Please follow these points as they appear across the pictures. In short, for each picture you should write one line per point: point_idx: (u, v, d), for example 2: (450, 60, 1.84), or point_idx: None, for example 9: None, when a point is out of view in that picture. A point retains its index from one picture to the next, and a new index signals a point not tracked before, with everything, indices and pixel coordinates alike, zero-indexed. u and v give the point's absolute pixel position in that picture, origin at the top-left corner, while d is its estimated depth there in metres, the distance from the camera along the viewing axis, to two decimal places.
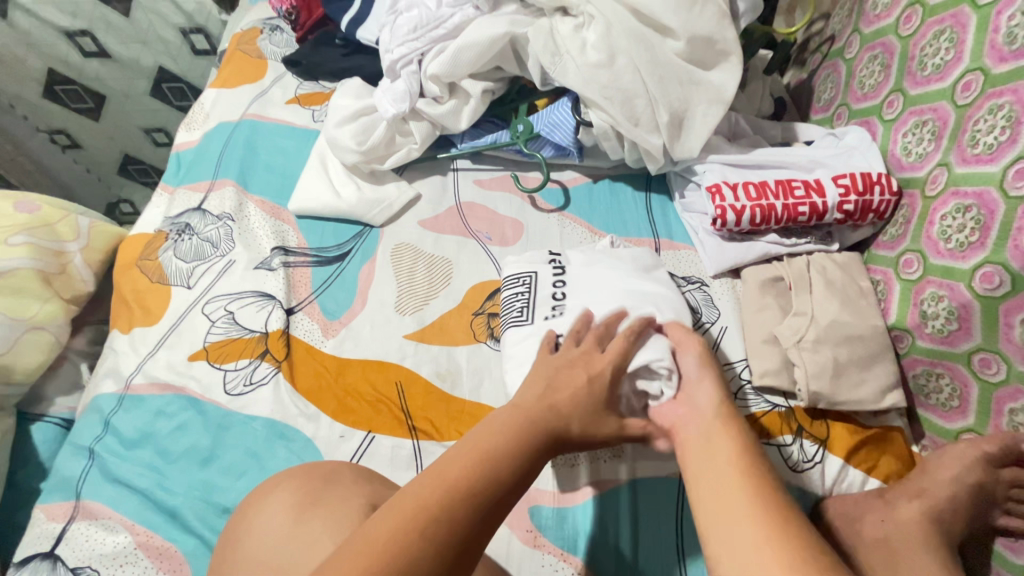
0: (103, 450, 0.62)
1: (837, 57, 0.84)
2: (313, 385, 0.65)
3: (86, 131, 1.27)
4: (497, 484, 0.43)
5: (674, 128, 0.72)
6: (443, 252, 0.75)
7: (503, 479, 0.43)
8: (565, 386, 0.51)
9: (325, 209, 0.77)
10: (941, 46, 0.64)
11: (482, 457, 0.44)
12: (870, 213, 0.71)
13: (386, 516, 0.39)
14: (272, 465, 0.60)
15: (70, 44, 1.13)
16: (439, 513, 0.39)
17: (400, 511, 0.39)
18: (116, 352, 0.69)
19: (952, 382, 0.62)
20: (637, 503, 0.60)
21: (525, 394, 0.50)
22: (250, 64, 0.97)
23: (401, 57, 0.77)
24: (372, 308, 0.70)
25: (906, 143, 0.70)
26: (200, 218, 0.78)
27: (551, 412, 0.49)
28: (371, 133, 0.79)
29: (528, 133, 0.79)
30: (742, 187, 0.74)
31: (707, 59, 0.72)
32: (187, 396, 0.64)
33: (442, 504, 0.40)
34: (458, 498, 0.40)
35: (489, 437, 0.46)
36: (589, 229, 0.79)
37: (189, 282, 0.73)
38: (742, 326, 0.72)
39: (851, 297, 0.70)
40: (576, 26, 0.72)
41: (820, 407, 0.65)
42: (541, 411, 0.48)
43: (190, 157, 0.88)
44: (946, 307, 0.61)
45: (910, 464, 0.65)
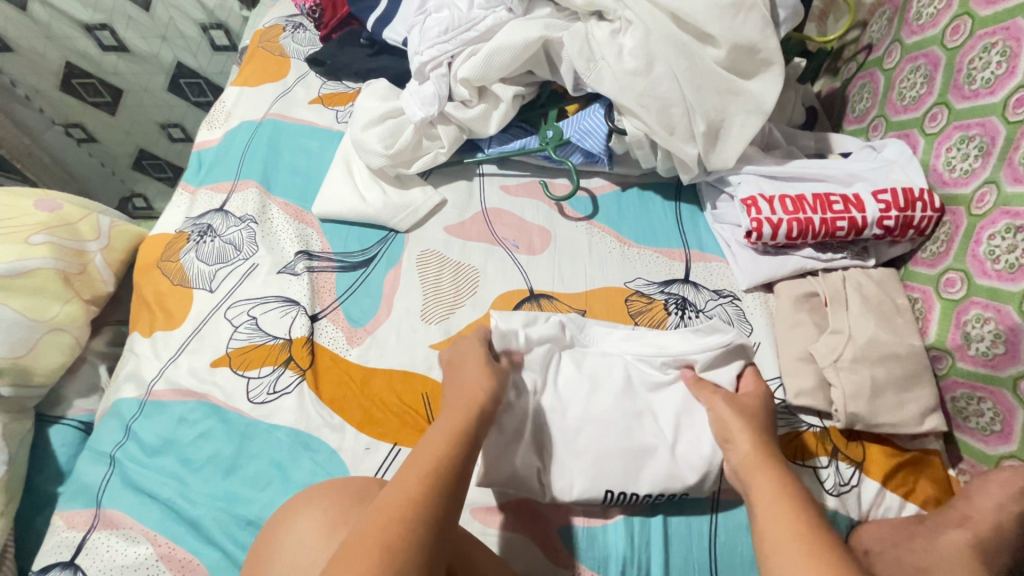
0: (125, 457, 0.61)
1: (875, 66, 0.82)
2: (337, 395, 0.64)
3: (102, 125, 1.26)
4: (460, 459, 0.47)
5: (710, 138, 0.71)
6: (470, 261, 0.74)
7: (460, 461, 0.47)
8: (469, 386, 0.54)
9: (350, 213, 0.76)
10: (991, 60, 0.62)
11: (450, 439, 0.48)
12: (911, 230, 0.69)
13: (383, 505, 0.42)
14: (297, 477, 0.58)
15: (89, 38, 1.12)
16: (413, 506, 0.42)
17: (396, 498, 0.42)
18: (138, 355, 0.68)
19: (994, 407, 0.60)
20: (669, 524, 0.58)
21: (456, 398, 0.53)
22: (272, 62, 0.95)
23: (431, 59, 0.75)
24: (398, 316, 0.69)
25: (950, 159, 0.68)
26: (222, 220, 0.77)
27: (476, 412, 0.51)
28: (398, 137, 0.77)
29: (557, 139, 0.77)
30: (779, 200, 0.72)
31: (747, 68, 0.71)
32: (210, 403, 0.63)
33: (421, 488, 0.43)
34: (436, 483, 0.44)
35: (449, 422, 0.50)
36: (617, 238, 0.78)
37: (211, 286, 0.71)
38: (775, 342, 0.71)
39: (888, 314, 0.68)
40: (612, 32, 0.71)
41: (857, 428, 0.63)
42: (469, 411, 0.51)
43: (211, 156, 0.87)
44: (992, 329, 0.59)
45: (948, 491, 0.63)
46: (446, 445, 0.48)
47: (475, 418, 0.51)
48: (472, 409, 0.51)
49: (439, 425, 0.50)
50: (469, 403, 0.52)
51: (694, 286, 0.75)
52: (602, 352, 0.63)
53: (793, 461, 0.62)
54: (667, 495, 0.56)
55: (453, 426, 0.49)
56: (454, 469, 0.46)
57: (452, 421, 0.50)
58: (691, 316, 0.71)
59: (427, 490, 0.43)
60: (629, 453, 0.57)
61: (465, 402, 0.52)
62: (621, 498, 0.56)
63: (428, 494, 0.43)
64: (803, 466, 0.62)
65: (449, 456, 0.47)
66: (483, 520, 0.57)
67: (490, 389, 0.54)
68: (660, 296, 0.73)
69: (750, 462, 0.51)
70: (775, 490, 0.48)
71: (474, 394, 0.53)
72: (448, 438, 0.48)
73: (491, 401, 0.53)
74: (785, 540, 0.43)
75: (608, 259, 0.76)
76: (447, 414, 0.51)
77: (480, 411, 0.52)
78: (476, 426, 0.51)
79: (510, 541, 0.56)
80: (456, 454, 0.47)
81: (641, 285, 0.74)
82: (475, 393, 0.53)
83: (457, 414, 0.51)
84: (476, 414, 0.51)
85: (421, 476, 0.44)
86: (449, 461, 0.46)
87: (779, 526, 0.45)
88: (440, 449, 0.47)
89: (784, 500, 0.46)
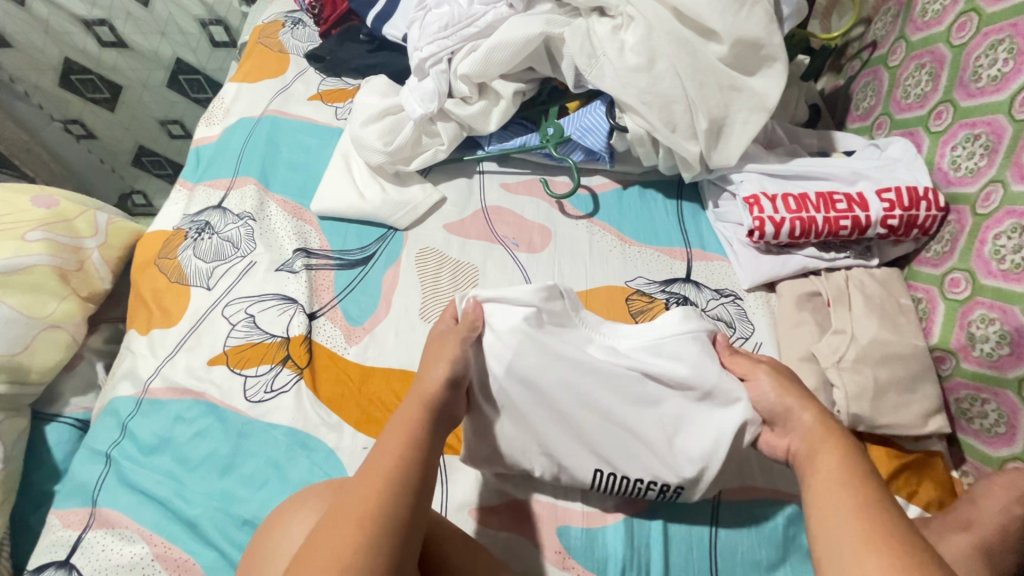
0: (120, 455, 0.60)
1: (880, 63, 0.81)
2: (335, 393, 0.63)
3: (101, 122, 1.26)
4: (421, 456, 0.47)
5: (713, 136, 0.70)
6: (469, 259, 0.73)
7: (419, 455, 0.47)
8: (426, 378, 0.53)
9: (349, 210, 0.75)
10: (998, 57, 0.61)
11: (408, 436, 0.48)
12: (915, 229, 0.68)
13: (344, 508, 0.42)
14: (295, 476, 0.58)
15: (87, 33, 1.11)
16: (376, 504, 0.42)
17: (356, 502, 0.42)
18: (134, 353, 0.67)
19: (998, 409, 0.59)
20: (670, 526, 0.57)
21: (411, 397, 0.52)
22: (271, 58, 0.95)
23: (431, 55, 0.74)
24: (396, 315, 0.68)
25: (955, 157, 0.67)
26: (220, 217, 0.77)
27: (427, 405, 0.51)
28: (397, 133, 0.76)
29: (558, 136, 0.76)
30: (781, 198, 0.72)
31: (750, 64, 0.70)
32: (207, 402, 0.62)
33: (381, 486, 0.43)
34: (396, 479, 0.44)
35: (406, 420, 0.50)
36: (618, 236, 0.78)
37: (208, 283, 0.71)
38: (777, 342, 0.70)
39: (891, 314, 0.68)
40: (614, 27, 0.70)
41: (860, 429, 0.63)
42: (420, 406, 0.51)
43: (210, 152, 0.86)
44: (997, 330, 0.59)
45: (952, 492, 0.62)
46: (403, 441, 0.47)
47: (431, 413, 0.51)
48: (428, 404, 0.51)
49: (397, 422, 0.50)
50: (425, 398, 0.51)
51: (695, 285, 0.74)
52: None
53: None
54: (661, 483, 0.55)
55: (408, 422, 0.49)
56: (415, 466, 0.46)
57: (409, 418, 0.50)
58: None
59: (387, 491, 0.43)
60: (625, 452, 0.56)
61: (420, 396, 0.51)
62: (610, 480, 0.56)
63: (388, 494, 0.43)
64: None
65: (409, 455, 0.46)
66: (482, 520, 0.57)
67: (446, 382, 0.53)
68: (662, 295, 0.72)
69: (812, 435, 0.50)
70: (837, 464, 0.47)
71: (427, 389, 0.52)
72: (405, 433, 0.48)
73: (447, 393, 0.53)
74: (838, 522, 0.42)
75: (609, 257, 0.75)
76: (402, 410, 0.51)
77: (430, 403, 0.51)
78: (432, 421, 0.50)
79: (509, 542, 0.56)
80: (414, 452, 0.47)
81: (642, 284, 0.73)
82: (428, 387, 0.52)
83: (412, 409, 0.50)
84: (432, 409, 0.51)
85: (381, 476, 0.44)
86: (408, 459, 0.46)
87: (836, 503, 0.44)
88: (399, 446, 0.47)
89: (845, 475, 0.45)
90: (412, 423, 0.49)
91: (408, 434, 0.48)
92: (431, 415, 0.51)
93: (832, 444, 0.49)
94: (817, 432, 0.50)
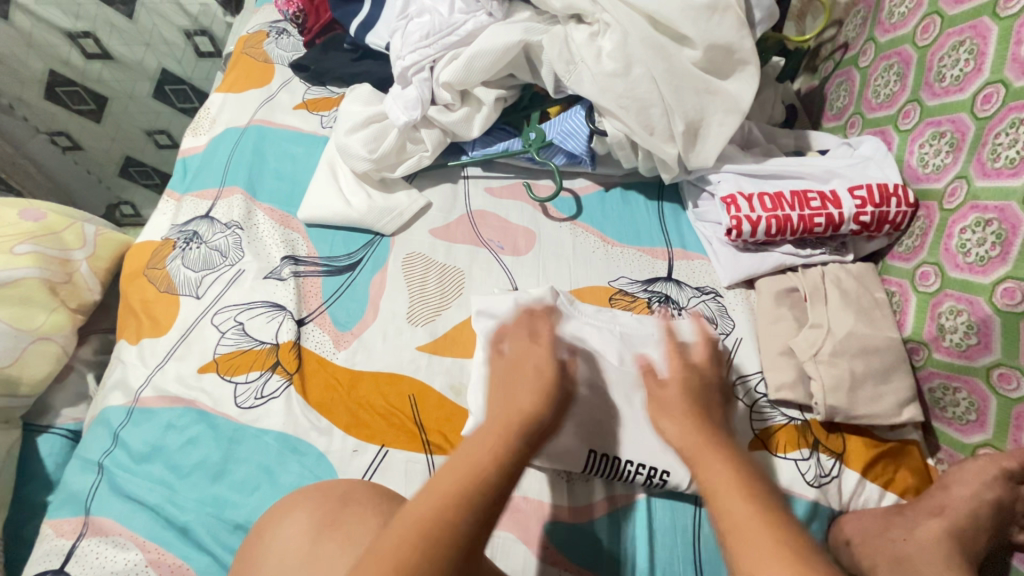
0: (112, 465, 0.61)
1: (851, 65, 0.84)
2: (325, 398, 0.64)
3: (88, 133, 1.26)
4: (507, 467, 0.44)
5: (690, 137, 0.72)
6: (456, 262, 0.75)
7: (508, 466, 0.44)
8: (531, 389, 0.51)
9: (336, 218, 0.76)
10: (960, 57, 0.63)
11: (497, 446, 0.45)
12: (886, 224, 0.71)
13: (416, 506, 0.41)
14: (286, 480, 0.59)
15: (72, 45, 1.12)
16: (453, 506, 0.41)
17: (427, 506, 0.40)
18: (125, 363, 0.68)
19: (969, 397, 0.62)
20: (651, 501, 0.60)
21: (505, 404, 0.50)
22: (256, 68, 0.96)
23: (413, 64, 0.76)
24: (384, 319, 0.70)
25: (923, 154, 0.69)
26: (208, 226, 0.77)
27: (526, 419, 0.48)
28: (382, 141, 0.78)
29: (540, 141, 0.78)
30: (758, 197, 0.73)
31: (724, 68, 0.72)
32: (198, 409, 0.63)
33: (456, 490, 0.42)
34: (478, 489, 0.42)
35: (495, 426, 0.48)
36: (601, 237, 0.79)
37: (197, 292, 0.72)
38: (757, 337, 0.72)
39: (866, 307, 0.70)
40: (591, 35, 0.72)
41: (836, 421, 0.65)
42: (518, 418, 0.48)
43: (197, 163, 0.87)
44: (965, 321, 0.61)
45: (926, 479, 0.64)
46: (489, 448, 0.45)
47: (522, 438, 0.47)
48: (521, 414, 0.49)
49: (489, 428, 0.47)
50: (523, 409, 0.49)
51: (677, 284, 0.76)
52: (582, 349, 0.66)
53: (777, 455, 0.63)
54: (649, 467, 0.58)
55: (500, 429, 0.47)
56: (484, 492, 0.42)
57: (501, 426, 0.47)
58: (674, 313, 0.72)
59: (466, 494, 0.41)
60: (608, 431, 0.60)
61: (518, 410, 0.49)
62: (603, 461, 0.59)
63: (468, 499, 0.41)
64: (784, 457, 0.63)
65: (492, 463, 0.44)
66: None
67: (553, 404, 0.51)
68: (644, 294, 0.74)
69: (694, 440, 0.49)
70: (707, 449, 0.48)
71: (511, 410, 0.48)
72: (497, 442, 0.46)
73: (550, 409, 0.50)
74: (756, 543, 0.39)
75: (592, 259, 0.77)
76: (494, 415, 0.49)
77: (528, 416, 0.48)
78: (522, 448, 0.46)
79: (499, 540, 0.57)
80: (502, 463, 0.44)
81: (625, 284, 0.75)
82: (513, 408, 0.49)
83: (504, 422, 0.47)
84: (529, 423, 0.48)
85: (442, 501, 0.41)
86: (496, 466, 0.44)
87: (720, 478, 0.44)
88: (483, 451, 0.45)
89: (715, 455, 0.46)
90: (502, 433, 0.47)
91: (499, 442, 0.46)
92: (517, 435, 0.47)
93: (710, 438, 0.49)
94: (697, 440, 0.49)
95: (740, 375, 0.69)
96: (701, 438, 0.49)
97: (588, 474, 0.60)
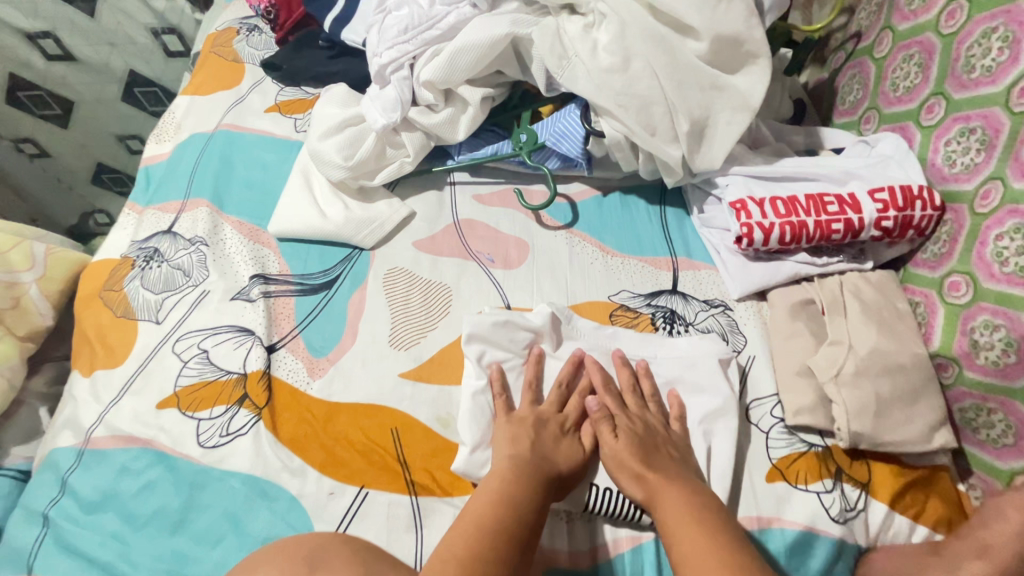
0: (59, 516, 0.55)
1: (865, 55, 0.78)
2: (297, 434, 0.58)
3: (55, 139, 1.15)
4: (530, 496, 0.49)
5: (695, 138, 0.65)
6: (442, 278, 0.68)
7: (533, 492, 0.49)
8: (550, 439, 0.54)
9: (310, 231, 0.70)
10: (991, 46, 0.58)
11: (522, 480, 0.49)
12: (910, 229, 0.65)
13: (457, 531, 0.45)
14: (253, 530, 0.53)
15: (32, 47, 1.03)
16: (492, 527, 0.45)
17: (465, 532, 0.45)
18: (76, 400, 0.61)
19: (1006, 420, 0.56)
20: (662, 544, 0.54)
21: (520, 441, 0.53)
22: (225, 68, 0.89)
23: (391, 61, 0.70)
24: (364, 343, 0.63)
25: (949, 153, 0.63)
26: (171, 242, 0.71)
27: (546, 459, 0.52)
28: (359, 146, 0.71)
29: (531, 143, 0.72)
30: (770, 202, 0.67)
31: (731, 62, 0.66)
32: (155, 450, 0.57)
33: (490, 513, 0.46)
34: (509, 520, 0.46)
35: (502, 461, 0.51)
36: (600, 247, 0.73)
37: (157, 317, 0.65)
38: (772, 355, 0.66)
39: (889, 320, 0.64)
40: (585, 27, 0.65)
41: (860, 447, 0.59)
42: (535, 458, 0.52)
43: (161, 172, 0.80)
44: (1003, 338, 0.55)
45: (959, 509, 0.59)
46: (504, 476, 0.50)
47: (542, 475, 0.51)
48: (537, 448, 0.53)
49: (503, 462, 0.51)
50: (535, 450, 0.52)
51: (683, 297, 0.70)
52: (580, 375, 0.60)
53: (798, 487, 0.58)
54: None
55: (517, 464, 0.51)
56: (517, 522, 0.46)
57: (510, 459, 0.51)
58: (681, 330, 0.67)
59: (502, 519, 0.46)
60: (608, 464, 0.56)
61: (539, 450, 0.52)
62: (607, 497, 0.54)
63: (507, 521, 0.46)
64: (805, 489, 0.57)
65: (512, 488, 0.49)
66: None
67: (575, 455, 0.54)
68: (648, 309, 0.68)
69: (655, 476, 0.51)
70: (666, 484, 0.50)
71: (528, 448, 0.52)
72: (526, 477, 0.50)
73: (567, 455, 0.54)
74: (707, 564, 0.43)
75: (591, 271, 0.71)
76: (508, 449, 0.52)
77: (539, 453, 0.52)
78: (546, 484, 0.50)
79: None
80: (527, 494, 0.49)
81: (626, 298, 0.69)
82: (529, 446, 0.52)
83: (523, 454, 0.52)
84: (548, 460, 0.52)
85: (475, 526, 0.45)
86: (521, 495, 0.48)
87: (677, 508, 0.48)
88: (501, 477, 0.50)
89: (675, 490, 0.50)
90: (516, 466, 0.50)
91: (520, 473, 0.50)
92: (536, 472, 0.50)
93: (671, 480, 0.51)
94: (656, 478, 0.51)
95: (753, 398, 0.63)
96: (666, 473, 0.51)
97: (591, 514, 0.55)
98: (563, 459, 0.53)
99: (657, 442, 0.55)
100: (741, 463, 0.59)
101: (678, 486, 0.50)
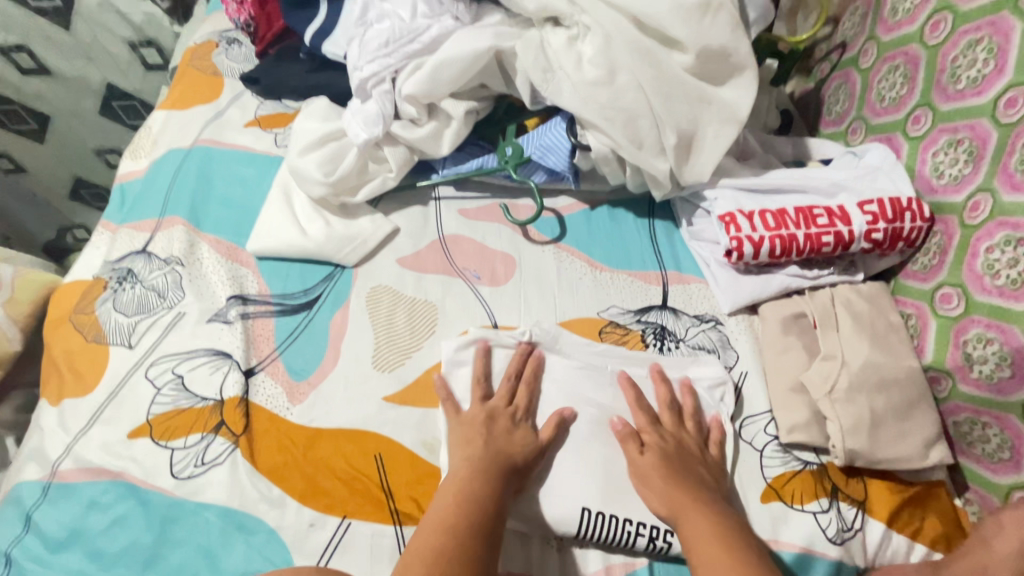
0: (22, 556, 0.52)
1: (851, 65, 0.77)
2: (277, 462, 0.56)
3: (30, 154, 1.11)
4: (493, 495, 0.48)
5: (682, 151, 0.65)
6: (426, 295, 0.66)
7: (492, 488, 0.49)
8: (503, 435, 0.54)
9: (290, 250, 0.68)
10: (977, 57, 0.57)
11: (480, 477, 0.49)
12: (900, 241, 0.64)
13: (423, 531, 0.45)
14: (229, 566, 0.50)
15: (5, 61, 0.99)
16: (451, 523, 0.45)
17: (431, 532, 0.45)
18: (42, 430, 0.59)
19: (1001, 434, 0.55)
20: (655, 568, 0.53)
21: (472, 437, 0.53)
22: (203, 82, 0.87)
23: (372, 74, 0.68)
24: (345, 365, 0.61)
25: (937, 164, 0.63)
26: (145, 262, 0.68)
27: (505, 456, 0.52)
28: (340, 162, 0.69)
29: (517, 157, 0.70)
30: (759, 215, 0.67)
31: (718, 74, 0.65)
32: (126, 483, 0.54)
33: (452, 511, 0.46)
34: (471, 519, 0.46)
35: (463, 462, 0.51)
36: (588, 261, 0.72)
37: (130, 341, 0.63)
38: (764, 370, 0.64)
39: (881, 333, 0.63)
40: (570, 39, 0.65)
41: (855, 465, 0.58)
42: (492, 456, 0.51)
43: (136, 189, 0.78)
44: (996, 351, 0.54)
45: (957, 526, 0.58)
46: (467, 474, 0.50)
47: (502, 470, 0.51)
48: (493, 444, 0.52)
49: (461, 463, 0.51)
50: (496, 449, 0.52)
51: (673, 312, 0.69)
52: (568, 395, 0.59)
53: (793, 507, 0.56)
54: (650, 526, 0.52)
55: (473, 462, 0.51)
56: (478, 518, 0.46)
57: (465, 457, 0.51)
58: (671, 347, 0.65)
59: (464, 516, 0.46)
60: (598, 487, 0.54)
61: (496, 447, 0.52)
62: (599, 522, 0.52)
63: (467, 516, 0.46)
64: (801, 510, 0.56)
65: (472, 485, 0.49)
66: None
67: (531, 444, 0.54)
68: (637, 325, 0.67)
69: (675, 496, 0.51)
70: (692, 503, 0.50)
71: (481, 447, 0.52)
72: (486, 475, 0.50)
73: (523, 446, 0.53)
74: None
75: (579, 286, 0.69)
76: (465, 446, 0.52)
77: (496, 450, 0.52)
78: (504, 478, 0.50)
79: None
80: (489, 493, 0.48)
81: (616, 314, 0.67)
82: (482, 445, 0.52)
83: (472, 448, 0.52)
84: (506, 456, 0.52)
85: (438, 526, 0.45)
86: (481, 492, 0.48)
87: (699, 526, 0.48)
88: (464, 474, 0.50)
89: (698, 509, 0.49)
90: (475, 464, 0.50)
91: (480, 471, 0.50)
92: (496, 468, 0.50)
93: (695, 499, 0.50)
94: (676, 495, 0.51)
95: (746, 416, 0.62)
96: (686, 491, 0.51)
97: (582, 540, 0.53)
98: (518, 450, 0.53)
99: (691, 460, 0.55)
100: (735, 484, 0.57)
101: (699, 504, 0.50)
